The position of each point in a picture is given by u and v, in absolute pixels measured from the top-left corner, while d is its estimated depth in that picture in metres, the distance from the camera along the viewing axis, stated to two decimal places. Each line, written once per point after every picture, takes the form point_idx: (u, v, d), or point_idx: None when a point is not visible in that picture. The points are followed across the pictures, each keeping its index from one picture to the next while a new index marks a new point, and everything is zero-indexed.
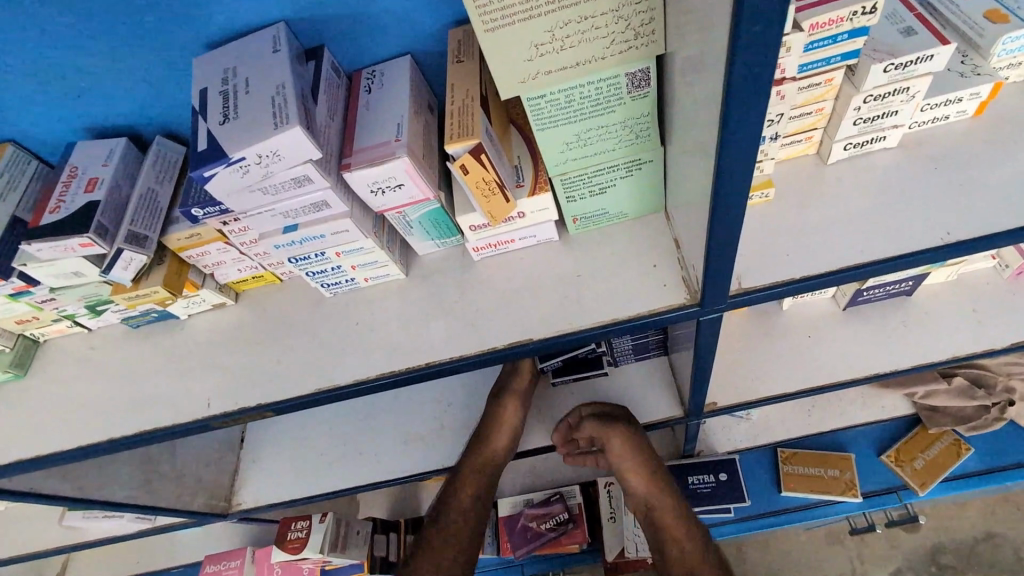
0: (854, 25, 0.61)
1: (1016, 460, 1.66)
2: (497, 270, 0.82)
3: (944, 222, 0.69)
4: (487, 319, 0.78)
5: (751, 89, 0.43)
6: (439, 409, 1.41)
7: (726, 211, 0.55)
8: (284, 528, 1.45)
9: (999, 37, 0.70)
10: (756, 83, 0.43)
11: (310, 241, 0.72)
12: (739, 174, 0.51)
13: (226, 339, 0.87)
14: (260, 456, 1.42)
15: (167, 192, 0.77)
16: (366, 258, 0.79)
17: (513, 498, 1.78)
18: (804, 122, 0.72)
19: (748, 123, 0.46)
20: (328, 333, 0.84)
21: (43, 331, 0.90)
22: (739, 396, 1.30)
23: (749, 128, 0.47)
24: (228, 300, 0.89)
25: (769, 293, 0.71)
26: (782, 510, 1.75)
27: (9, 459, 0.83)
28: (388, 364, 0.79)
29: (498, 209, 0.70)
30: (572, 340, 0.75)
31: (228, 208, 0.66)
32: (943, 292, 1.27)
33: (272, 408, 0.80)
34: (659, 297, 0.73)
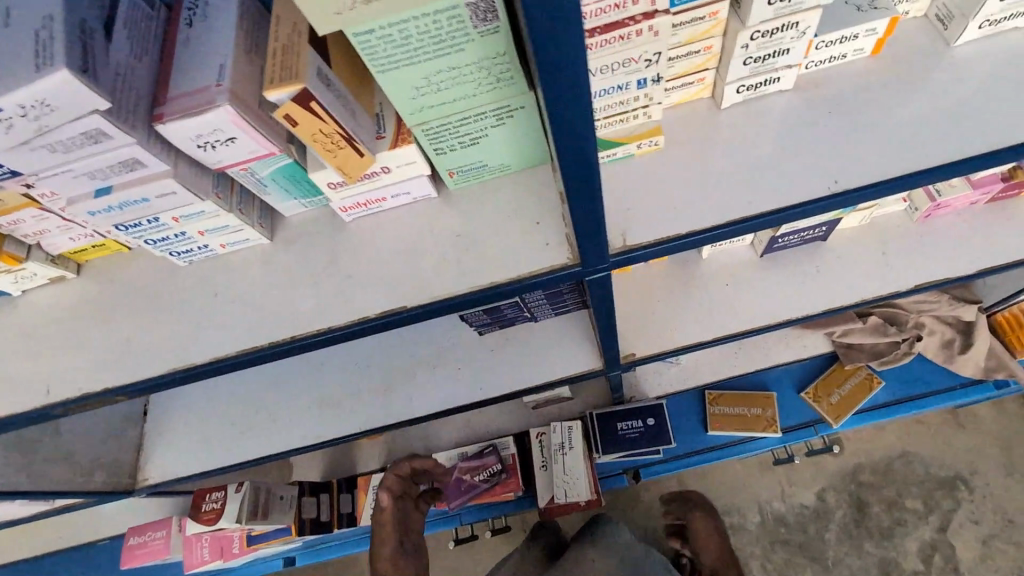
0: None
1: (923, 390, 1.73)
2: (370, 230, 0.75)
3: (832, 170, 0.66)
4: (358, 286, 0.71)
5: (567, 30, 0.36)
6: (354, 373, 1.38)
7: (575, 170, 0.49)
8: (199, 499, 1.42)
9: None
10: (569, 21, 0.35)
11: (134, 207, 0.62)
12: (579, 128, 0.44)
13: (69, 317, 0.78)
14: (167, 428, 1.36)
15: None
16: (215, 223, 0.70)
17: (448, 452, 1.79)
18: (693, 62, 0.65)
19: (575, 68, 0.39)
20: (184, 306, 0.75)
21: None
22: (658, 346, 1.27)
23: (576, 76, 0.39)
24: (67, 272, 0.79)
25: (652, 251, 0.67)
26: (709, 448, 1.80)
27: None
28: (250, 338, 0.71)
29: (350, 165, 0.61)
30: (450, 306, 0.69)
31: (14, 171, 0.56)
32: (855, 236, 1.27)
33: (122, 392, 0.72)
34: (539, 258, 0.68)
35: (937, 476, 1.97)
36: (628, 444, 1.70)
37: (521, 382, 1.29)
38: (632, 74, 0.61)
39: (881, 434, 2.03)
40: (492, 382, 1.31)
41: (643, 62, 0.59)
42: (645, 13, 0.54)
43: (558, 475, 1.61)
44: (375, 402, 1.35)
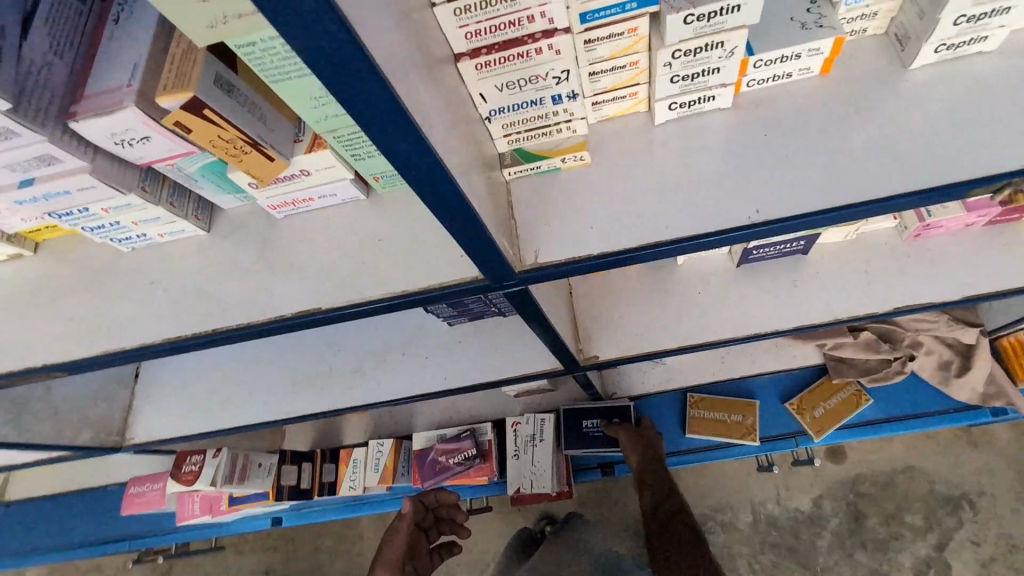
0: None
1: (914, 411, 1.64)
2: (301, 229, 0.76)
3: (756, 199, 0.63)
4: (279, 284, 0.73)
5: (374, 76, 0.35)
6: (328, 354, 1.41)
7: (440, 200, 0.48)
8: (180, 461, 1.49)
9: None
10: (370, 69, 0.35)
11: (59, 198, 0.65)
12: (427, 163, 0.43)
13: (22, 293, 0.82)
14: (151, 392, 1.44)
15: None
16: (147, 215, 0.72)
17: (427, 434, 1.81)
18: (620, 77, 0.63)
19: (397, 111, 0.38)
20: (124, 291, 0.79)
21: None
22: (623, 349, 1.24)
23: (401, 118, 0.39)
24: (26, 251, 0.83)
25: (563, 270, 0.65)
26: (686, 451, 1.76)
27: None
28: (176, 329, 0.73)
29: (260, 169, 0.63)
30: (360, 312, 0.70)
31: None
32: (838, 250, 1.20)
33: (59, 371, 0.76)
34: (451, 270, 0.67)
35: (941, 493, 1.90)
36: (596, 441, 1.69)
37: (485, 376, 1.31)
38: (543, 90, 0.59)
39: (875, 447, 1.99)
40: (459, 374, 1.31)
41: (551, 78, 0.57)
42: (543, 31, 0.52)
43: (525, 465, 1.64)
44: (346, 384, 1.37)
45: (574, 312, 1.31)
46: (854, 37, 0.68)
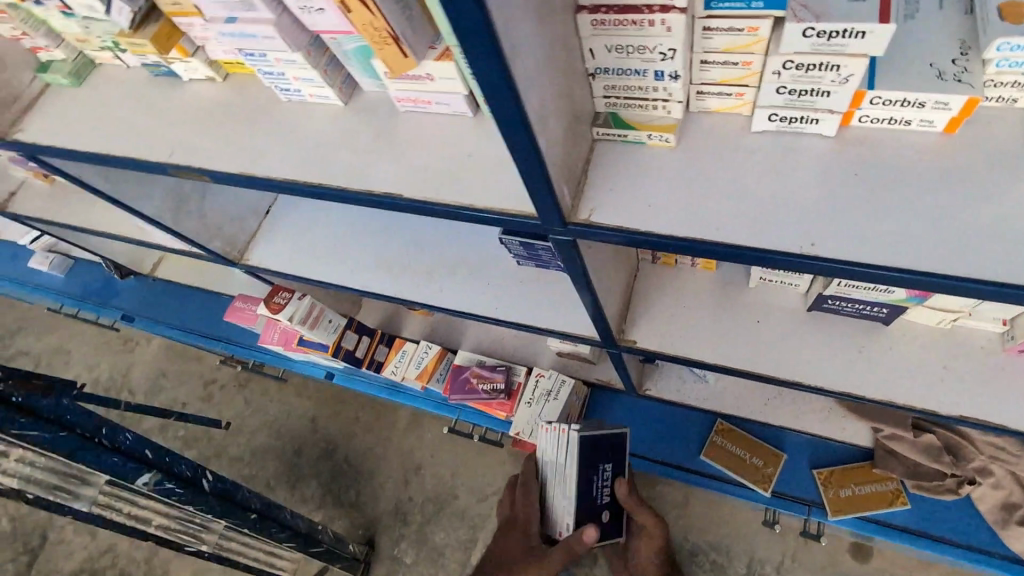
0: None
1: (953, 537, 1.50)
2: (412, 126, 0.87)
3: (814, 232, 0.64)
4: (379, 165, 0.86)
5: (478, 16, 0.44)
6: (413, 249, 1.60)
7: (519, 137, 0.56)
8: (272, 292, 1.76)
9: (990, 39, 0.56)
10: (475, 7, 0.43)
11: (249, 38, 0.81)
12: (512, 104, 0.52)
13: (208, 109, 1.03)
14: (275, 228, 1.71)
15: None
16: (305, 73, 0.87)
17: (469, 354, 1.98)
18: (731, 73, 0.65)
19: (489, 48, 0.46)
20: (270, 131, 0.96)
21: (95, 55, 1.13)
22: (662, 345, 1.26)
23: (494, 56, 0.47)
24: (216, 76, 1.04)
25: (611, 236, 0.71)
26: (695, 472, 1.78)
27: (57, 144, 1.11)
28: (295, 173, 0.90)
29: (395, 62, 0.73)
30: (434, 210, 0.82)
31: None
32: (925, 336, 1.13)
33: (208, 174, 0.97)
34: (516, 202, 0.76)
35: None
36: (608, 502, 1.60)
37: (531, 319, 1.44)
38: (647, 63, 0.62)
39: None
40: (511, 307, 1.47)
41: (657, 53, 0.61)
42: (662, 5, 0.55)
43: (533, 413, 1.78)
44: (419, 282, 1.56)
45: (628, 294, 1.32)
46: (999, 104, 0.65)
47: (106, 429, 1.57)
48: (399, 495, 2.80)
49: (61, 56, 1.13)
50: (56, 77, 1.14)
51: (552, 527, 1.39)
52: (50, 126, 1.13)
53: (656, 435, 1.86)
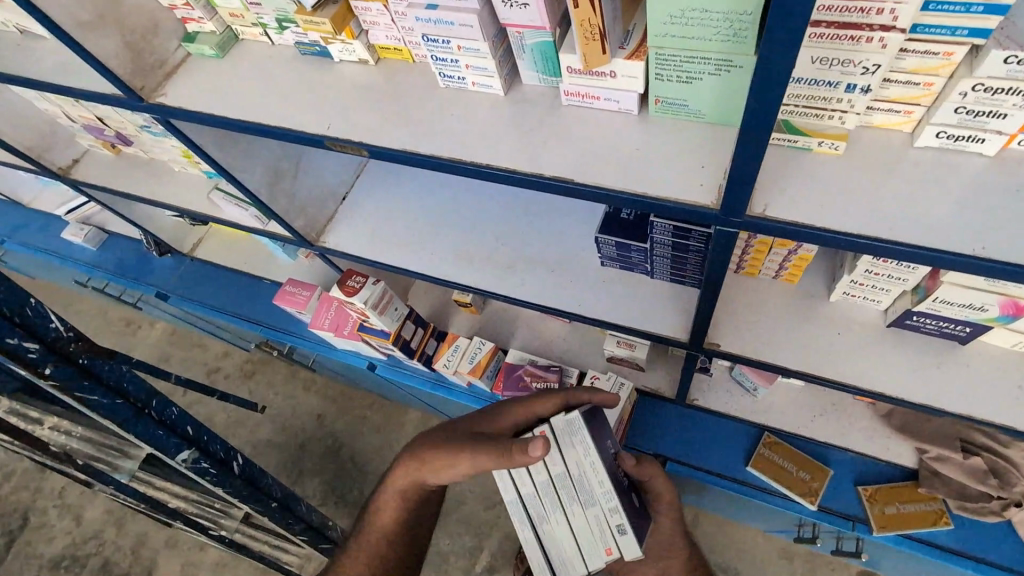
0: (976, 22, 0.64)
1: (994, 558, 1.57)
2: (575, 118, 0.94)
3: (983, 236, 0.72)
4: (545, 151, 0.93)
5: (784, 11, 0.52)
6: (493, 242, 1.62)
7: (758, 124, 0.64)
8: (347, 276, 1.81)
9: None
10: None
11: (442, 25, 0.90)
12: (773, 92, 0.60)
13: (361, 88, 1.10)
14: (352, 214, 1.74)
15: None
16: (480, 63, 0.94)
17: (520, 353, 1.99)
18: (909, 92, 0.73)
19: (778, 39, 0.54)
20: (428, 112, 1.03)
21: (243, 30, 1.20)
22: (744, 349, 1.33)
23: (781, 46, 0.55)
24: (370, 59, 1.11)
25: (786, 229, 0.78)
26: (742, 481, 1.82)
27: (200, 110, 1.16)
28: (459, 153, 0.97)
29: (592, 57, 0.82)
30: (603, 195, 0.88)
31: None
32: (998, 356, 1.22)
33: (368, 149, 1.03)
34: (691, 192, 0.82)
35: None
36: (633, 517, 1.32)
37: (615, 318, 1.46)
38: (846, 75, 0.72)
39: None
40: (593, 305, 1.49)
41: (860, 67, 0.70)
42: (883, 24, 0.65)
43: None
44: (499, 273, 1.58)
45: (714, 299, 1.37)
46: None
47: (157, 402, 1.58)
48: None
49: (211, 29, 1.19)
50: (203, 48, 1.20)
51: (593, 549, 1.15)
52: (191, 92, 1.18)
53: (701, 443, 1.89)
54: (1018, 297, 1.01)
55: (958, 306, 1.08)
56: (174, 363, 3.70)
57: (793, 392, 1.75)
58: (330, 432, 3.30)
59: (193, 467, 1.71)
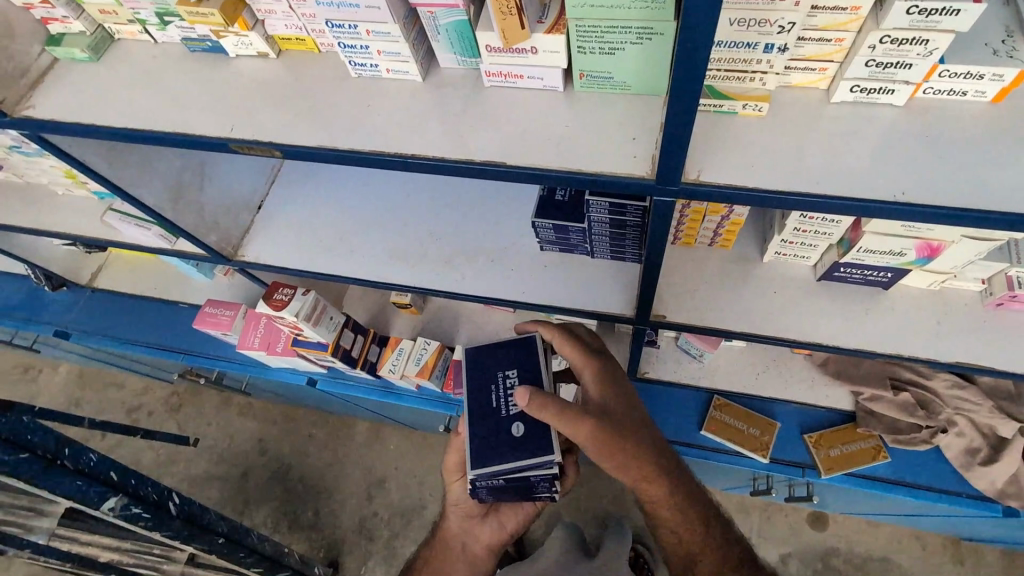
0: None
1: (926, 482, 1.72)
2: (500, 98, 0.90)
3: (903, 184, 0.74)
4: (471, 135, 0.88)
5: None
6: (427, 238, 1.55)
7: (690, 83, 0.63)
8: (272, 290, 1.66)
9: None
10: None
11: (348, 9, 0.82)
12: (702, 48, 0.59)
13: (264, 85, 1.00)
14: (269, 224, 1.61)
15: None
16: (392, 48, 0.87)
17: (469, 348, 1.94)
18: (823, 49, 0.76)
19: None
20: (341, 105, 0.95)
21: (118, 28, 1.07)
22: (689, 318, 1.35)
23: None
24: (271, 52, 1.01)
25: (721, 192, 0.77)
26: (698, 446, 1.87)
27: (75, 119, 1.02)
28: (381, 146, 0.90)
29: (512, 33, 0.77)
30: (537, 176, 0.84)
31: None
32: (916, 297, 1.31)
33: (280, 150, 0.94)
34: (626, 164, 0.81)
35: None
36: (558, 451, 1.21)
37: (561, 302, 1.44)
38: (763, 34, 0.74)
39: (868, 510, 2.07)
40: (538, 291, 1.46)
41: (776, 26, 0.73)
42: None
43: None
44: (438, 268, 1.52)
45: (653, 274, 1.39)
46: None
47: (70, 449, 1.50)
48: (363, 512, 2.92)
49: (79, 29, 1.05)
50: (71, 51, 1.05)
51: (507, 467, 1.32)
52: (63, 102, 1.04)
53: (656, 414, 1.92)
54: (931, 240, 1.08)
55: (880, 252, 1.15)
56: (89, 407, 3.36)
57: (736, 354, 1.82)
58: (276, 455, 3.11)
59: (124, 513, 1.57)
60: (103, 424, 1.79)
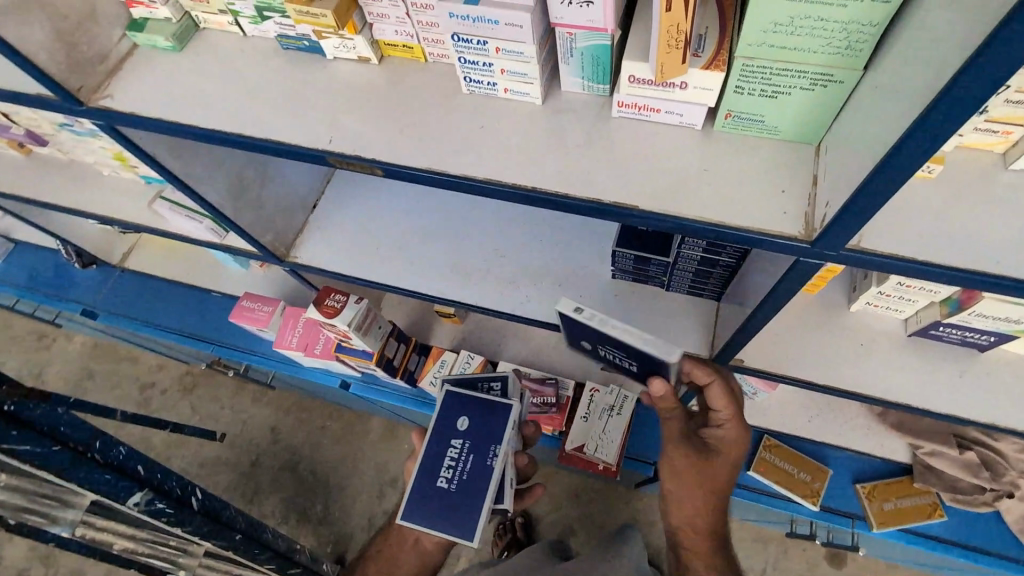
0: None
1: (983, 544, 1.64)
2: (629, 131, 0.83)
3: None
4: (599, 172, 0.81)
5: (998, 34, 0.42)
6: (491, 255, 1.48)
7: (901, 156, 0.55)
8: (324, 295, 1.58)
9: None
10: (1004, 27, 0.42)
11: (483, 24, 0.74)
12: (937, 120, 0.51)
13: (364, 95, 0.93)
14: (325, 225, 1.54)
15: None
16: (519, 68, 0.79)
17: (512, 365, 1.86)
18: (1015, 111, 0.71)
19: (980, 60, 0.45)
20: (448, 124, 0.88)
21: (205, 17, 0.99)
22: (769, 364, 1.28)
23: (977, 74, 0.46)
24: (373, 58, 0.93)
25: (883, 263, 0.70)
26: (743, 485, 1.80)
27: (157, 116, 0.95)
28: (497, 174, 0.83)
29: (670, 68, 0.69)
30: (670, 224, 0.77)
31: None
32: (1016, 363, 1.23)
33: (382, 168, 0.86)
34: (775, 221, 0.74)
35: None
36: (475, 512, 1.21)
37: None
38: None
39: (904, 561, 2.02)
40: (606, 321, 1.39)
41: None
42: None
43: (598, 430, 1.75)
44: (501, 289, 1.44)
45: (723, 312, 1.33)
46: None
47: (102, 441, 1.29)
48: (374, 510, 2.87)
49: (166, 16, 0.97)
50: (155, 39, 0.98)
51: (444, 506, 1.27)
52: (148, 93, 0.96)
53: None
54: None
55: (995, 317, 1.07)
56: (102, 381, 3.30)
57: (792, 395, 1.76)
58: (288, 446, 3.06)
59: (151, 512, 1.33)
60: (134, 417, 1.73)
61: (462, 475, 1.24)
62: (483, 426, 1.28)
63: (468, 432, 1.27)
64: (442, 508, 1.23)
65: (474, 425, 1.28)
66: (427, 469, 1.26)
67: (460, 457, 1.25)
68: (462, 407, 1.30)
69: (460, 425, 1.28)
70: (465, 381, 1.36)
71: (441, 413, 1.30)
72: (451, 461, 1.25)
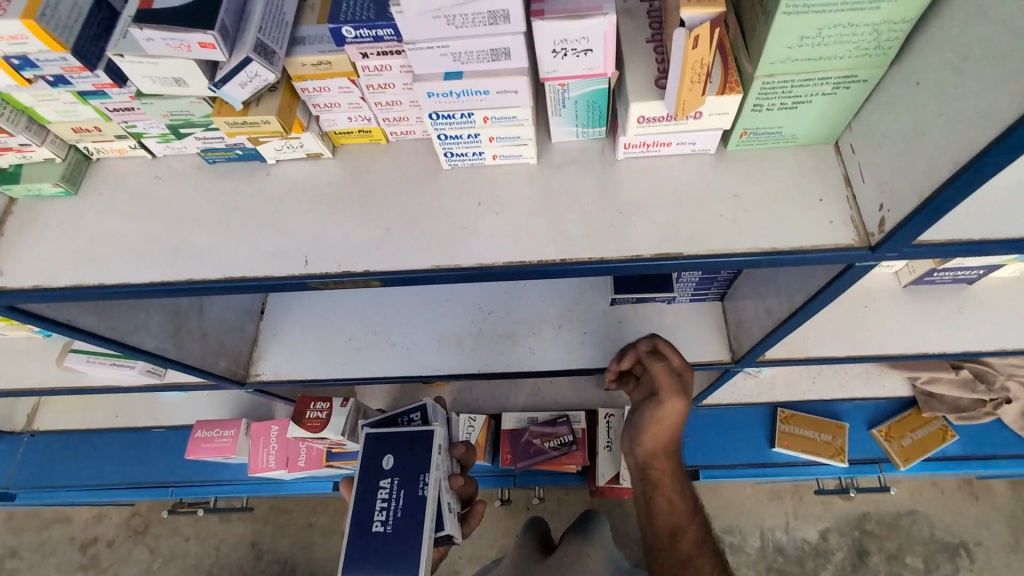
0: None
1: (994, 452, 1.74)
2: (641, 173, 0.75)
3: None
4: (624, 225, 0.72)
5: None
6: (478, 314, 1.36)
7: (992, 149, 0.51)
8: (303, 407, 1.40)
9: None
10: None
11: (469, 97, 0.64)
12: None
13: (326, 196, 0.79)
14: (283, 330, 1.35)
15: (274, 23, 0.65)
16: (509, 132, 0.70)
17: (519, 413, 1.74)
18: None
19: None
20: (437, 209, 0.76)
21: (98, 147, 0.81)
22: (790, 350, 1.26)
23: None
24: (326, 151, 0.80)
25: (947, 251, 0.66)
26: (772, 464, 1.79)
27: (66, 283, 0.75)
28: (513, 254, 0.72)
29: (691, 103, 0.63)
30: (719, 263, 0.70)
31: (393, 33, 0.62)
32: (1002, 284, 1.29)
33: (378, 278, 0.73)
34: (826, 234, 0.68)
35: (940, 540, 2.11)
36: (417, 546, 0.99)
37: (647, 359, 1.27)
38: None
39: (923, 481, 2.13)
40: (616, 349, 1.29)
41: None
42: None
43: None
44: (499, 347, 1.32)
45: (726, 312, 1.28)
46: None
47: None
48: None
49: (47, 157, 0.78)
50: (39, 187, 0.79)
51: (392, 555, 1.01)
52: (50, 258, 0.77)
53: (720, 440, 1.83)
54: None
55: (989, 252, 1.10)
56: None
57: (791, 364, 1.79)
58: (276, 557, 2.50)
59: None
60: None
61: (398, 514, 1.03)
62: (414, 453, 1.09)
63: (396, 467, 1.07)
64: (378, 554, 1.00)
65: (402, 458, 1.09)
66: (358, 518, 1.04)
67: (392, 495, 1.05)
68: (385, 444, 1.11)
69: (386, 463, 1.08)
70: (385, 420, 1.19)
71: (362, 455, 1.11)
72: (383, 501, 1.05)
